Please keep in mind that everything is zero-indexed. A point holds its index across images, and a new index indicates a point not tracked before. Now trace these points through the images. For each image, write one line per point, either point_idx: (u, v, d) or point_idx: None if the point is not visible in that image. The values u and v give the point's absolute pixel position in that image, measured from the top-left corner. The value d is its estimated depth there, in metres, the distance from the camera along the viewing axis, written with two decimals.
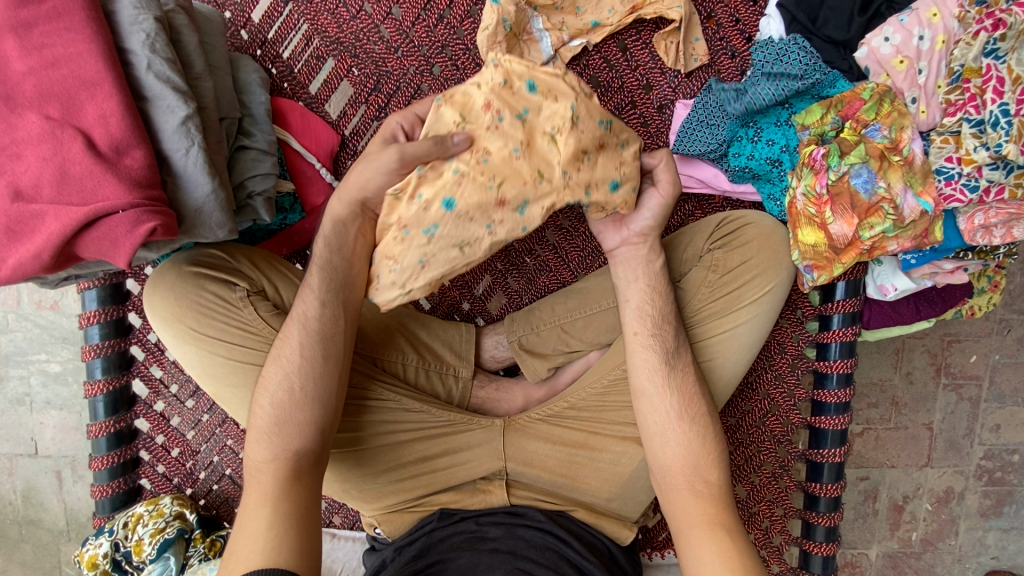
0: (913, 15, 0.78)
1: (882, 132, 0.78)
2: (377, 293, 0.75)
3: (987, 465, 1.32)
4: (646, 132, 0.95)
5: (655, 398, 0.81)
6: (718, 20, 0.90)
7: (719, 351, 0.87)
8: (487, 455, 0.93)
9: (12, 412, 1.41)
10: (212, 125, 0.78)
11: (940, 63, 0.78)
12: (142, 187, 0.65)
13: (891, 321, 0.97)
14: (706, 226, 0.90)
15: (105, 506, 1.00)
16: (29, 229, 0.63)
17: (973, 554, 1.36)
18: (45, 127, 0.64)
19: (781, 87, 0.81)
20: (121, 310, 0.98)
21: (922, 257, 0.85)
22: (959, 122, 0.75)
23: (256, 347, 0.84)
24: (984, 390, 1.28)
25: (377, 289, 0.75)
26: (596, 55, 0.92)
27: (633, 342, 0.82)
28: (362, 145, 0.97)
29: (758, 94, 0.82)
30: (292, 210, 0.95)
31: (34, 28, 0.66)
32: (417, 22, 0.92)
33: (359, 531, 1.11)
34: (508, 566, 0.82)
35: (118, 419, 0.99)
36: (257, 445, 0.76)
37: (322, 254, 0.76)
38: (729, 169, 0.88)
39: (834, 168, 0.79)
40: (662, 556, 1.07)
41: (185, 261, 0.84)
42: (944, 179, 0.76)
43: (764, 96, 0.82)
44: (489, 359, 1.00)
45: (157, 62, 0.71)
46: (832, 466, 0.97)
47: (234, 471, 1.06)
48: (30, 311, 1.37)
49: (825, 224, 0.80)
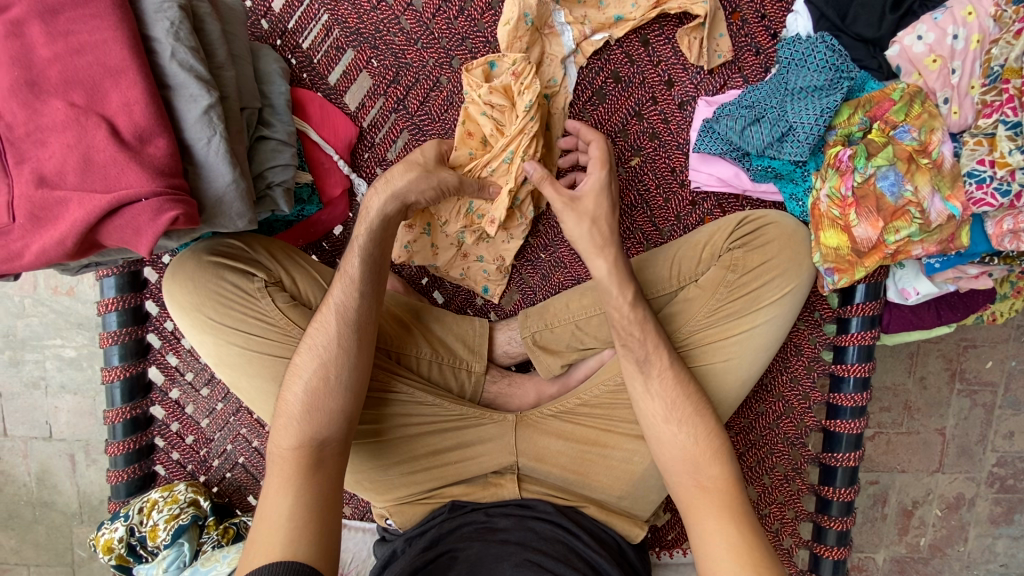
0: (947, 14, 0.78)
1: (911, 133, 0.77)
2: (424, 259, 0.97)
3: (999, 472, 1.30)
4: (667, 129, 0.93)
5: (653, 396, 0.81)
6: (743, 15, 0.89)
7: (691, 365, 0.87)
8: (499, 450, 0.93)
9: (28, 395, 1.42)
10: (233, 115, 0.78)
11: (974, 63, 0.78)
12: (165, 175, 0.65)
13: (911, 325, 0.96)
14: (727, 224, 0.88)
15: (120, 491, 1.01)
16: (53, 215, 0.63)
17: (981, 561, 1.35)
18: (70, 114, 0.64)
19: (824, 114, 0.79)
20: (139, 298, 0.98)
21: (947, 262, 0.84)
22: (994, 124, 0.74)
23: (274, 337, 0.84)
24: (999, 397, 1.27)
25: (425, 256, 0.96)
26: (618, 49, 0.91)
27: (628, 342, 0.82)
28: (379, 137, 0.97)
29: (807, 130, 0.79)
30: (310, 201, 0.95)
31: (60, 14, 0.66)
32: (437, 13, 0.91)
33: (369, 521, 1.12)
34: (518, 558, 0.82)
35: (134, 406, 1.00)
36: (281, 431, 0.76)
37: (363, 246, 0.81)
38: (751, 168, 0.88)
39: (860, 170, 0.77)
40: (670, 555, 1.08)
41: (206, 250, 0.85)
42: (975, 182, 0.74)
43: (807, 131, 0.80)
44: (502, 354, 0.99)
45: (181, 50, 0.71)
46: (846, 470, 0.97)
47: (246, 459, 1.06)
48: (47, 296, 1.38)
49: (849, 226, 0.79)
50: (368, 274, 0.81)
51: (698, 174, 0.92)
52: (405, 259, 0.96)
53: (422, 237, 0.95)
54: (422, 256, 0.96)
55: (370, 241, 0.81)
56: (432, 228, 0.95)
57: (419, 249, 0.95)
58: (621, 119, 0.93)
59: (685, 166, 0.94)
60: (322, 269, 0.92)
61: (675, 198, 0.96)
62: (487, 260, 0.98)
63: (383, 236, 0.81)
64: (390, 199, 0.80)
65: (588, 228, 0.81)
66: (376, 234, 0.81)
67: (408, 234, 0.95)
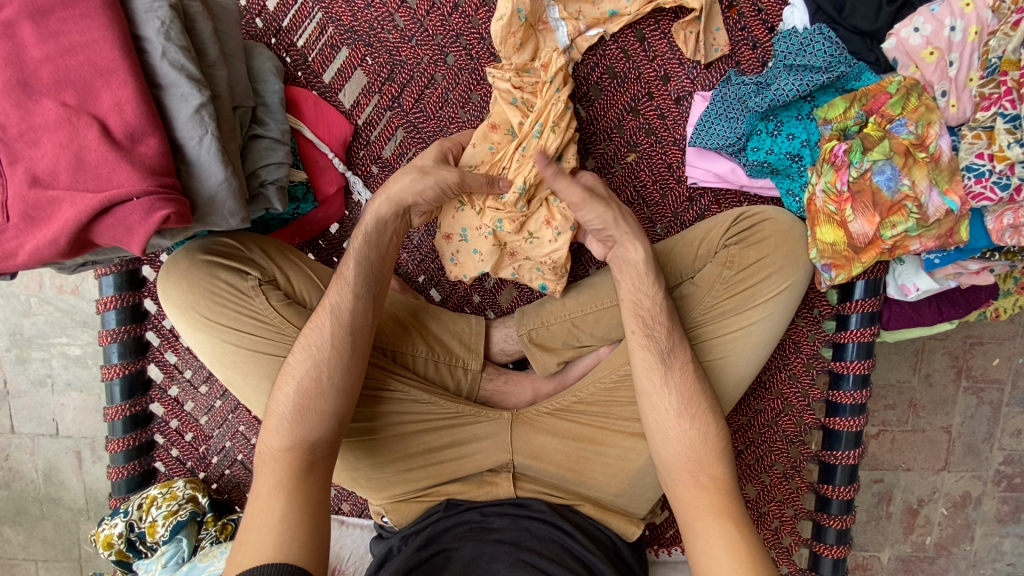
0: (945, 6, 0.77)
1: (907, 127, 0.75)
2: (466, 268, 0.89)
3: (1007, 470, 1.28)
4: (663, 125, 0.93)
5: (654, 397, 0.80)
6: (740, 9, 0.88)
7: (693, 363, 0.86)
8: (494, 448, 0.93)
9: (34, 393, 1.44)
10: (225, 113, 0.78)
11: (973, 55, 0.76)
12: (156, 175, 0.66)
13: (911, 322, 0.95)
14: (723, 220, 0.88)
15: (120, 488, 1.02)
16: (46, 215, 0.64)
17: (988, 560, 1.33)
18: (62, 114, 0.64)
19: (804, 80, 0.79)
20: (137, 296, 0.99)
21: (947, 257, 0.82)
22: (992, 117, 0.73)
23: (268, 335, 0.85)
24: (1006, 395, 1.25)
25: (466, 263, 0.89)
26: (613, 44, 0.90)
27: (630, 340, 0.82)
28: (375, 135, 0.97)
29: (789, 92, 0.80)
30: (304, 199, 0.95)
31: (51, 14, 0.66)
32: (431, 10, 0.90)
33: (367, 518, 1.13)
34: (512, 558, 0.81)
35: (134, 403, 1.02)
36: (272, 433, 0.77)
37: (360, 250, 0.82)
38: (746, 164, 0.86)
39: (856, 164, 0.76)
40: (669, 553, 1.08)
41: (201, 249, 0.85)
42: (974, 176, 0.73)
43: (787, 91, 0.80)
44: (498, 351, 0.99)
45: (172, 50, 0.71)
46: (846, 468, 0.95)
47: (245, 456, 1.07)
48: (52, 295, 1.39)
49: (845, 222, 0.78)
50: (361, 277, 0.81)
51: (695, 170, 0.92)
52: (457, 272, 0.90)
53: (462, 244, 0.87)
54: (468, 264, 0.88)
55: (365, 246, 0.82)
56: (468, 232, 0.86)
57: (465, 259, 0.88)
58: (616, 115, 0.93)
59: (682, 161, 0.93)
60: (318, 268, 0.92)
61: (672, 194, 0.95)
62: (537, 259, 0.86)
63: (380, 240, 0.82)
64: (385, 202, 0.81)
65: (605, 220, 0.80)
66: (372, 238, 0.82)
67: (448, 245, 0.89)
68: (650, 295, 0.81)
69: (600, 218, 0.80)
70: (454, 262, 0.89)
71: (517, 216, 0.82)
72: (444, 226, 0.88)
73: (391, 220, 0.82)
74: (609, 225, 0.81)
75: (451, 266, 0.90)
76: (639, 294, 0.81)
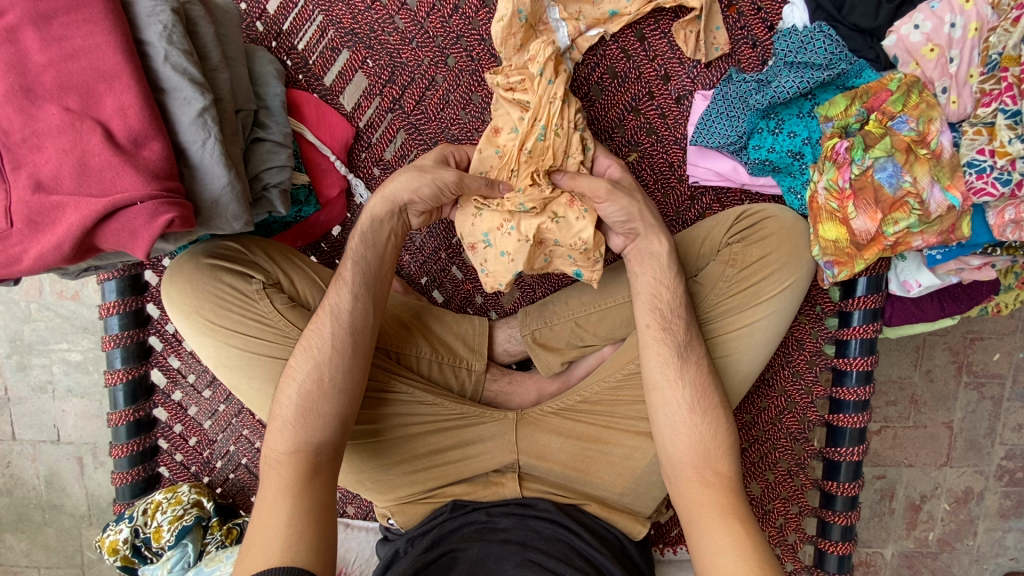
0: (944, 2, 0.77)
1: (909, 124, 0.76)
2: (498, 275, 0.82)
3: (1008, 465, 1.29)
4: (664, 124, 0.93)
5: (666, 390, 0.80)
6: (740, 8, 0.88)
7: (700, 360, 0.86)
8: (499, 448, 0.93)
9: (35, 399, 1.43)
10: (227, 117, 0.78)
11: (973, 51, 0.76)
12: (160, 179, 0.66)
13: (914, 318, 0.96)
14: (725, 218, 0.88)
15: (125, 493, 1.02)
16: (50, 220, 0.64)
17: (991, 555, 1.34)
18: (65, 119, 0.64)
19: (805, 77, 0.79)
20: (140, 301, 0.99)
21: (948, 253, 0.82)
22: (993, 113, 0.73)
23: (272, 338, 0.85)
24: (1007, 389, 1.25)
25: (497, 269, 0.82)
26: (613, 45, 0.90)
27: (646, 334, 0.82)
28: (376, 138, 0.97)
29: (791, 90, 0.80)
30: (308, 202, 0.95)
31: (54, 19, 0.66)
32: (431, 12, 0.90)
33: (372, 521, 1.13)
34: (519, 557, 0.81)
35: (137, 408, 1.01)
36: (277, 437, 0.76)
37: (357, 250, 0.82)
38: (748, 162, 0.86)
39: (858, 161, 0.77)
40: (674, 552, 1.08)
41: (204, 253, 0.85)
42: (976, 172, 0.73)
43: (787, 88, 0.80)
44: (502, 352, 1.00)
45: (174, 54, 0.71)
46: (850, 465, 0.96)
47: (249, 460, 1.07)
48: (52, 301, 1.39)
49: (847, 219, 0.79)
50: (364, 279, 0.81)
51: (698, 169, 0.92)
52: (491, 282, 0.83)
53: (488, 250, 0.81)
54: (499, 269, 0.81)
55: (362, 247, 0.82)
56: (490, 234, 0.81)
57: (495, 265, 0.82)
58: (617, 115, 0.93)
59: (683, 161, 0.94)
60: (321, 271, 0.92)
61: (673, 193, 0.95)
62: (568, 244, 0.80)
63: (376, 239, 0.82)
64: (379, 199, 0.81)
65: (631, 213, 0.79)
66: (368, 237, 0.82)
67: (475, 256, 0.83)
68: (654, 295, 0.81)
69: (624, 211, 0.79)
70: (485, 273, 0.83)
71: (539, 197, 0.79)
72: (466, 237, 0.83)
73: (387, 219, 0.82)
74: (633, 218, 0.80)
75: (484, 279, 0.84)
76: (643, 293, 0.81)
